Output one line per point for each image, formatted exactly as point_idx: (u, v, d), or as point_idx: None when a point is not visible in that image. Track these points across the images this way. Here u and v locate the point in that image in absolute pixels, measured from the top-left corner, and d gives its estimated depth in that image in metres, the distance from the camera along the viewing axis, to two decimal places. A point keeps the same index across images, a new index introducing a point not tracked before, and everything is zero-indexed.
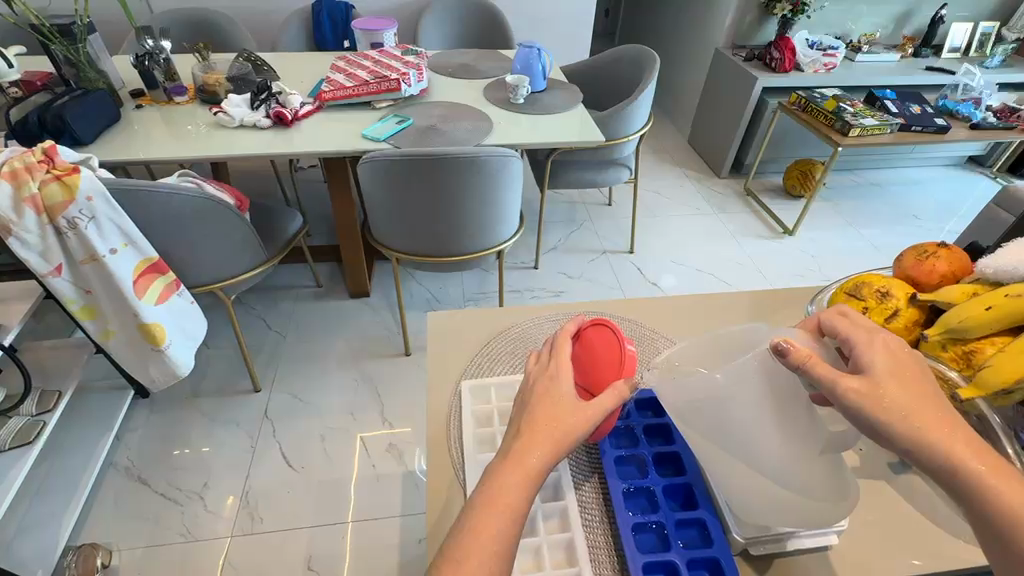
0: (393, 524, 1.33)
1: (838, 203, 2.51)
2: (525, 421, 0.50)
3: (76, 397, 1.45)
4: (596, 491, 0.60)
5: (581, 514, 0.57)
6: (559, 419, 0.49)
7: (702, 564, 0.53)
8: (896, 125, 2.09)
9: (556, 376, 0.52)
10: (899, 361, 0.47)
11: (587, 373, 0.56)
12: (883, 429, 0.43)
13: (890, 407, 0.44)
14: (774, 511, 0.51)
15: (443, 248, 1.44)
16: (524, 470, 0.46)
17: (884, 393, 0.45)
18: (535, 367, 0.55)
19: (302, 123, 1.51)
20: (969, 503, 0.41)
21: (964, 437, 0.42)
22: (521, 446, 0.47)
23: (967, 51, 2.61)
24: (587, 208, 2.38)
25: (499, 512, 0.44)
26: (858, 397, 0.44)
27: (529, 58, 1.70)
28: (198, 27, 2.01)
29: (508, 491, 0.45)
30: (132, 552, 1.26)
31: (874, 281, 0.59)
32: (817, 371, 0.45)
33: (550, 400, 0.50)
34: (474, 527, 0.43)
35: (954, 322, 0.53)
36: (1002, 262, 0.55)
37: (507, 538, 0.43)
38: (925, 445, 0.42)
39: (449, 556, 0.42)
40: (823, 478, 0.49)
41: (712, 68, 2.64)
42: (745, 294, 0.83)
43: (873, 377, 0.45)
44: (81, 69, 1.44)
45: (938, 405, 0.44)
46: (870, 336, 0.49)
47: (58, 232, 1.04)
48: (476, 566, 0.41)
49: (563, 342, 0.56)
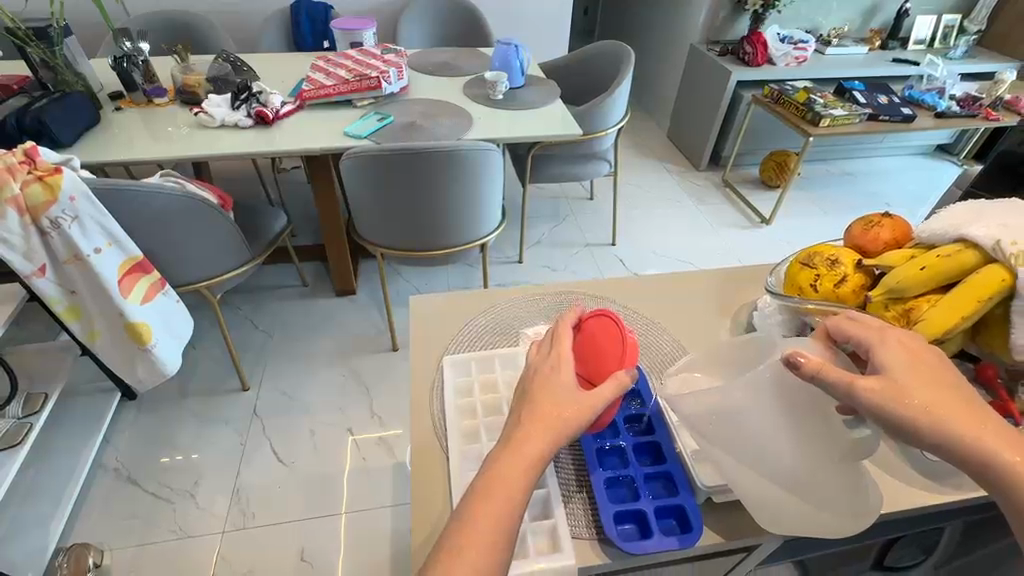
0: (383, 514, 1.36)
1: (813, 193, 2.58)
2: (526, 411, 0.51)
3: (63, 400, 1.45)
4: (582, 495, 0.59)
5: (567, 516, 0.56)
6: (561, 412, 0.51)
7: (670, 513, 0.57)
8: (865, 114, 2.16)
9: (557, 367, 0.54)
10: (912, 356, 0.49)
11: (589, 362, 0.58)
12: (907, 423, 0.46)
13: (911, 402, 0.46)
14: (777, 509, 0.54)
15: (426, 244, 1.47)
16: (524, 457, 0.47)
17: (904, 388, 0.47)
18: (536, 355, 0.57)
19: (283, 122, 1.52)
20: (996, 484, 0.44)
21: (982, 422, 0.45)
22: (522, 435, 0.49)
23: (932, 43, 2.70)
24: (570, 203, 2.42)
25: (498, 497, 0.46)
26: (876, 396, 0.46)
27: (507, 55, 1.74)
28: (176, 30, 2.01)
29: (509, 478, 0.47)
30: (124, 551, 1.27)
31: (824, 250, 0.63)
32: (835, 379, 0.47)
33: (551, 392, 0.52)
34: (474, 517, 0.45)
35: (893, 283, 0.56)
36: (935, 228, 0.59)
37: (507, 526, 0.45)
38: (955, 437, 0.45)
39: (450, 545, 0.44)
40: (827, 476, 0.51)
41: (689, 64, 2.69)
42: (714, 272, 0.87)
43: (890, 376, 0.47)
44: (58, 72, 1.45)
45: (962, 396, 0.47)
46: (879, 336, 0.51)
47: (41, 232, 1.05)
48: (475, 558, 0.43)
49: (565, 331, 0.58)
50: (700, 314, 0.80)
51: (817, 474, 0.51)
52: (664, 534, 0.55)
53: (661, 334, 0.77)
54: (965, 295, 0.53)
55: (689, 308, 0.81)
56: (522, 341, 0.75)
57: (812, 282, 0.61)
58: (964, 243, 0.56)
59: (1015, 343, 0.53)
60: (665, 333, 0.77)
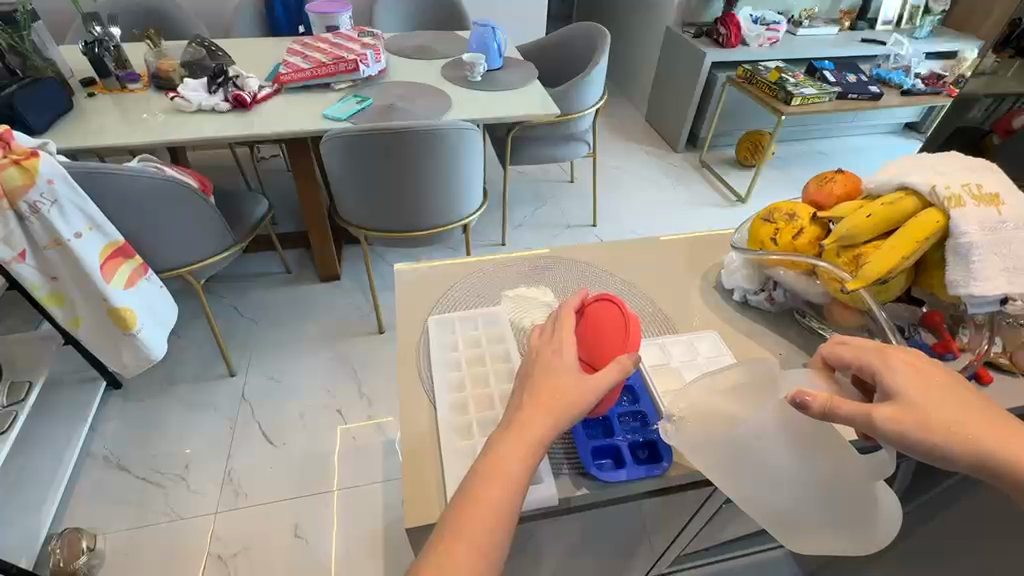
0: (375, 488, 1.39)
1: (786, 172, 2.64)
2: (528, 394, 0.52)
3: (47, 391, 1.44)
4: (564, 441, 0.62)
5: (550, 464, 0.60)
6: (562, 393, 0.52)
7: (642, 446, 0.62)
8: (834, 93, 2.22)
9: (560, 351, 0.55)
10: (918, 373, 0.49)
11: (591, 347, 0.59)
12: (928, 445, 0.46)
13: (931, 423, 0.46)
14: (804, 534, 0.57)
15: (411, 224, 1.49)
16: (525, 440, 0.48)
17: (920, 409, 0.47)
18: (539, 340, 0.58)
19: (261, 106, 1.52)
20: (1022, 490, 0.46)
21: (1001, 431, 0.46)
22: (524, 418, 0.50)
23: (899, 24, 2.76)
24: (550, 185, 2.44)
25: (498, 480, 0.47)
26: (895, 424, 0.46)
27: (484, 37, 1.75)
28: (146, 15, 1.97)
29: (507, 459, 0.48)
30: (117, 535, 1.28)
31: (785, 206, 0.72)
32: (849, 410, 0.47)
33: (556, 370, 0.53)
34: (476, 496, 0.46)
35: (843, 231, 0.64)
36: (880, 180, 0.67)
37: (507, 503, 0.46)
38: (979, 451, 0.46)
39: (452, 522, 0.45)
40: (841, 499, 0.55)
41: (665, 46, 2.73)
42: (686, 237, 0.91)
43: (905, 399, 0.47)
44: (27, 58, 1.42)
45: (971, 406, 0.48)
46: (882, 357, 0.51)
47: (19, 217, 1.04)
48: (476, 533, 0.44)
49: (569, 315, 0.59)
50: (673, 275, 0.84)
51: (836, 502, 0.55)
52: (639, 464, 0.60)
53: (634, 294, 0.80)
54: (902, 239, 0.60)
55: (662, 270, 0.85)
56: (503, 302, 0.79)
57: (772, 236, 0.70)
58: (907, 192, 0.63)
59: (948, 281, 0.60)
60: (639, 293, 0.81)
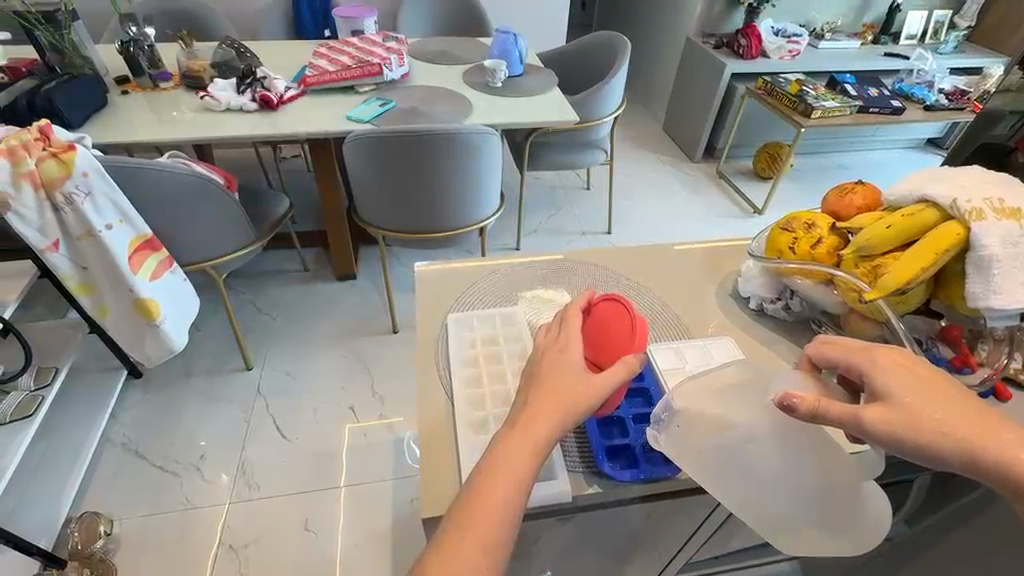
0: (385, 486, 1.40)
1: (805, 184, 2.63)
2: (533, 393, 0.53)
3: (71, 378, 1.48)
4: (575, 441, 0.63)
5: (563, 461, 0.61)
6: (568, 393, 0.53)
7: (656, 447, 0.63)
8: (856, 106, 2.21)
9: (565, 349, 0.57)
10: (906, 372, 0.49)
11: (597, 347, 0.59)
12: (918, 446, 0.46)
13: (919, 423, 0.46)
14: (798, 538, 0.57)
15: (427, 225, 1.51)
16: (529, 438, 0.49)
17: (907, 408, 0.47)
18: (545, 337, 0.60)
19: (287, 107, 1.56)
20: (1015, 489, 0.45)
21: (991, 428, 0.46)
22: (526, 419, 0.51)
23: (923, 38, 2.74)
24: (566, 191, 2.46)
25: (501, 480, 0.47)
26: (883, 426, 0.46)
27: (506, 44, 1.77)
28: (179, 17, 2.03)
29: (511, 457, 0.48)
30: (133, 520, 1.31)
31: (804, 216, 0.73)
32: (833, 413, 0.46)
33: (558, 368, 0.55)
34: (480, 495, 0.47)
35: (863, 242, 0.65)
36: (901, 192, 0.67)
37: (511, 503, 0.47)
38: (970, 450, 0.45)
39: (457, 521, 0.46)
40: (836, 507, 0.54)
41: (685, 56, 2.73)
42: (703, 245, 0.92)
43: (893, 400, 0.47)
44: (67, 56, 1.47)
45: (962, 404, 0.48)
46: (870, 357, 0.51)
47: (54, 207, 1.08)
48: (482, 532, 0.45)
49: (574, 315, 0.61)
50: (690, 281, 0.85)
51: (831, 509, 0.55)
52: (652, 464, 0.61)
53: (650, 300, 0.81)
54: (921, 251, 0.60)
55: (678, 277, 0.85)
56: (521, 302, 0.80)
57: (790, 245, 0.71)
58: (926, 204, 0.63)
59: (969, 292, 0.60)
60: (655, 299, 0.81)
